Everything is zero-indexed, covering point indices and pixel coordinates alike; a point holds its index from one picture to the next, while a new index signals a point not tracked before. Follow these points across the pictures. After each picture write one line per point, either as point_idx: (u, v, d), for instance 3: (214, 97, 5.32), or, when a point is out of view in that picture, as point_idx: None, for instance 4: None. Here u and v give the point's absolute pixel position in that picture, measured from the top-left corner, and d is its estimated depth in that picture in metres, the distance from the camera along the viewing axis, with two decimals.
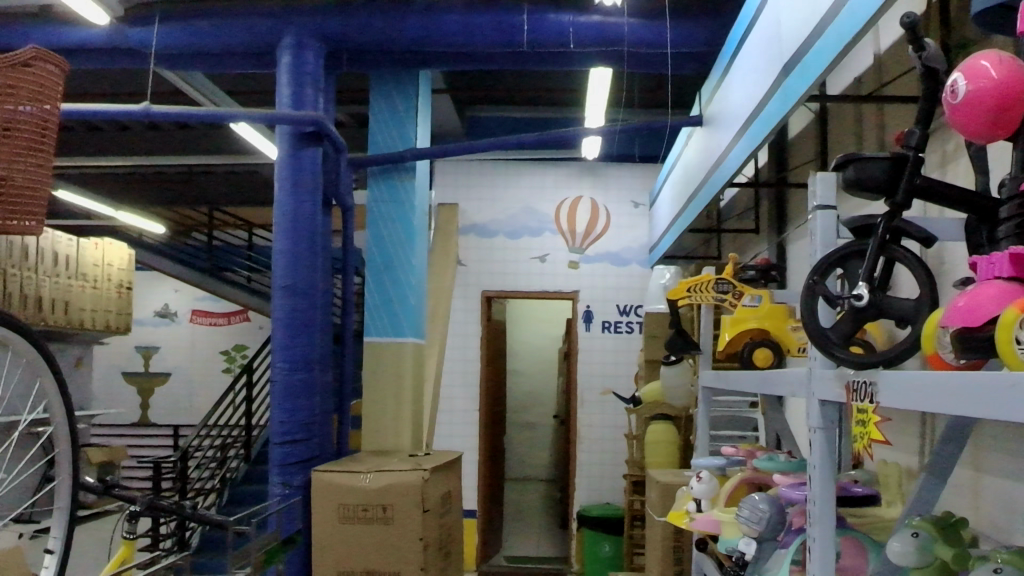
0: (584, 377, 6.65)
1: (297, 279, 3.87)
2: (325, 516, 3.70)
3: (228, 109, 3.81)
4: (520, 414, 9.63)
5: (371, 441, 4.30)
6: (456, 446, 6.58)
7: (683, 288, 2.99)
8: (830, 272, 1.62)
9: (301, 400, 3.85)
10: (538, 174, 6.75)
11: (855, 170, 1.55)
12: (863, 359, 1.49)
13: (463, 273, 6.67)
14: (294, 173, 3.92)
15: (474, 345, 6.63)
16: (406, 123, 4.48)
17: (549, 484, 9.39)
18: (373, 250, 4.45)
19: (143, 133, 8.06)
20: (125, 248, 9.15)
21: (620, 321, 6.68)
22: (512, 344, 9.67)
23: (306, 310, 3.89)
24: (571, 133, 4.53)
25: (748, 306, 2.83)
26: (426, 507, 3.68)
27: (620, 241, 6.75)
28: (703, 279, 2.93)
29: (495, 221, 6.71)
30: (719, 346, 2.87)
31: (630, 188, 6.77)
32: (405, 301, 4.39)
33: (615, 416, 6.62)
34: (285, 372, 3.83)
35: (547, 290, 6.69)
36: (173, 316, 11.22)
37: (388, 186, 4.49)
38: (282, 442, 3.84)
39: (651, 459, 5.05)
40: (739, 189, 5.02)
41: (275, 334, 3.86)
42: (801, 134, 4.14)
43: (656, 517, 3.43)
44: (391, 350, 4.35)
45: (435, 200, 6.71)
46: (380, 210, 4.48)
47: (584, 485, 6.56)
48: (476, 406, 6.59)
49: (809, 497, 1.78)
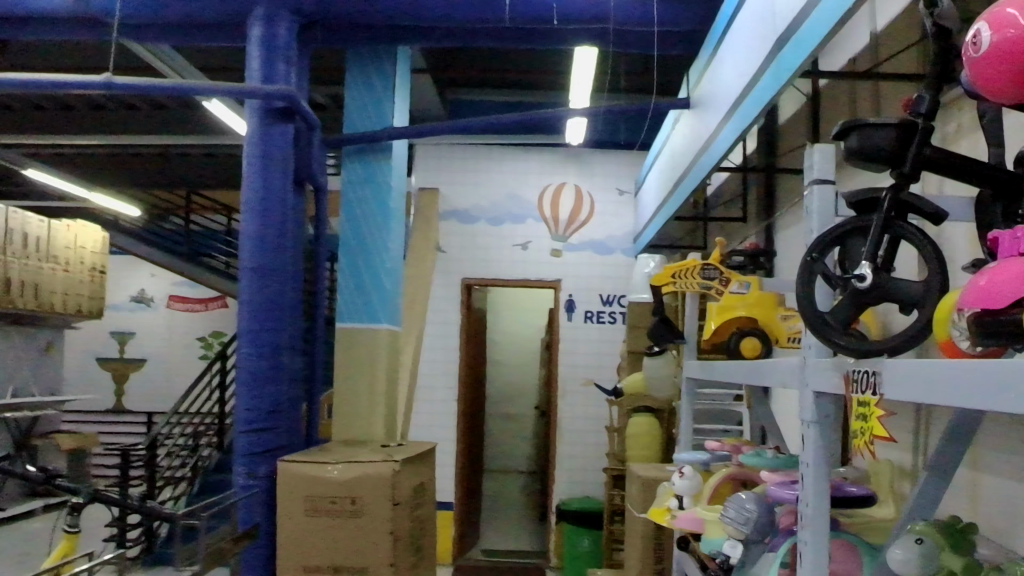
0: (566, 368, 6.51)
1: (265, 261, 3.70)
2: (291, 508, 3.53)
3: (194, 82, 3.63)
4: (500, 405, 9.49)
5: (342, 431, 4.14)
6: (433, 437, 6.43)
7: (668, 274, 2.86)
8: (830, 249, 1.48)
9: (268, 387, 3.69)
10: (521, 159, 6.59)
11: (858, 138, 1.41)
12: (865, 347, 1.35)
13: (443, 260, 6.52)
14: (264, 150, 3.75)
15: (454, 333, 6.48)
16: (383, 100, 4.31)
17: (529, 476, 9.27)
18: (347, 232, 4.28)
19: (117, 113, 7.87)
20: (99, 231, 8.96)
21: (603, 311, 6.54)
22: (493, 334, 9.52)
23: (274, 293, 3.72)
24: (555, 114, 4.37)
25: (736, 294, 2.67)
26: (397, 500, 3.55)
27: (604, 230, 6.60)
28: (689, 265, 2.80)
29: (476, 207, 6.55)
30: (704, 336, 2.72)
31: (616, 175, 6.62)
32: (379, 288, 4.23)
33: (596, 407, 6.48)
34: (251, 358, 3.67)
35: (529, 279, 6.54)
36: (149, 301, 11.03)
37: (364, 166, 4.30)
38: (247, 431, 3.67)
39: (632, 452, 4.92)
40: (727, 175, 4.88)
41: (241, 317, 3.70)
42: (792, 118, 4.00)
43: (637, 514, 3.29)
44: (364, 337, 4.19)
45: (415, 184, 6.55)
46: (355, 192, 4.30)
47: (564, 477, 6.42)
48: (455, 396, 6.44)
49: (802, 498, 1.65)
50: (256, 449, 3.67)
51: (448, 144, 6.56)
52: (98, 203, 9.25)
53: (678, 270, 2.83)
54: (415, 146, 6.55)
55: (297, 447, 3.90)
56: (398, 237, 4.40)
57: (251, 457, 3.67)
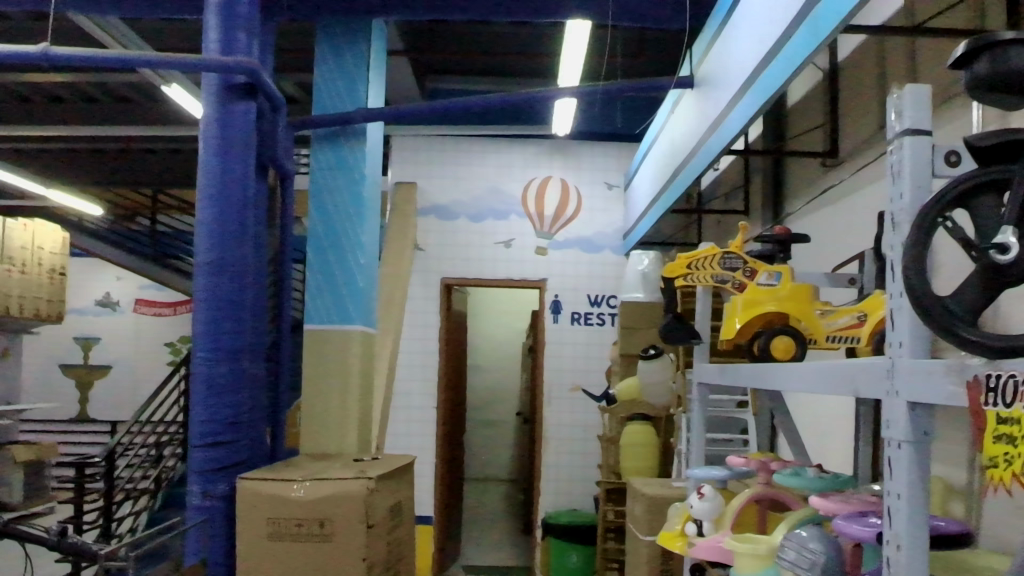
0: (552, 373, 6.14)
1: (223, 253, 3.31)
2: (252, 532, 3.14)
3: (141, 54, 3.24)
4: (480, 411, 9.11)
5: (311, 442, 3.76)
6: (412, 447, 6.05)
7: (683, 262, 2.50)
8: (951, 211, 1.14)
9: (227, 395, 3.29)
10: (505, 152, 6.23)
11: (994, 63, 1.06)
12: (1006, 342, 1.00)
13: (421, 258, 6.14)
14: (223, 131, 3.36)
15: (433, 336, 6.10)
16: (356, 80, 3.92)
17: (511, 485, 8.90)
18: (316, 223, 3.88)
19: (77, 106, 7.46)
20: (59, 231, 8.52)
21: (591, 312, 6.18)
22: (473, 338, 9.14)
23: (234, 290, 3.34)
24: (544, 94, 4.00)
25: (766, 287, 2.31)
26: (372, 523, 3.16)
27: (592, 226, 6.24)
28: (706, 254, 2.47)
29: (457, 202, 6.18)
30: (726, 334, 2.35)
31: (604, 168, 6.25)
32: (352, 284, 3.84)
33: (584, 415, 6.12)
34: (207, 364, 3.27)
35: (513, 278, 6.17)
36: (115, 305, 10.58)
37: (335, 152, 3.90)
38: (203, 445, 3.26)
39: (626, 464, 4.56)
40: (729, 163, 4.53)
41: (198, 317, 3.31)
42: (807, 96, 3.65)
43: (643, 536, 2.93)
44: (335, 340, 3.80)
45: (392, 178, 6.17)
46: (324, 179, 3.90)
47: (550, 489, 6.06)
48: (434, 402, 6.07)
49: (888, 538, 1.28)
50: (213, 465, 3.27)
51: (426, 136, 6.18)
52: (59, 202, 8.80)
53: (697, 258, 2.48)
54: (392, 137, 6.17)
55: (260, 463, 3.51)
56: (373, 229, 4.01)
57: (209, 475, 3.27)
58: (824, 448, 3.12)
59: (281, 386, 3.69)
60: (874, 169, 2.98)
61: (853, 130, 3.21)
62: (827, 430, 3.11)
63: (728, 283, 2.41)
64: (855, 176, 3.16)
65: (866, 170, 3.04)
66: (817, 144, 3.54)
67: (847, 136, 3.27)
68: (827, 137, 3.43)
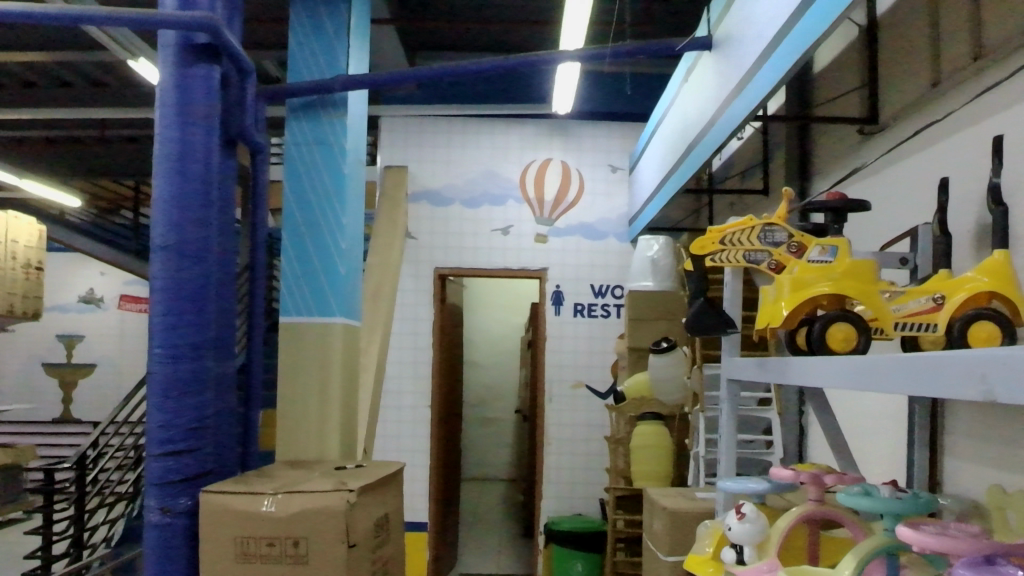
0: (553, 368, 5.76)
1: (182, 236, 2.91)
2: (217, 552, 2.76)
3: (86, 9, 2.84)
4: (477, 409, 8.72)
5: (289, 448, 3.37)
6: (404, 449, 5.67)
7: (716, 235, 2.15)
8: None
9: (190, 397, 2.89)
10: (502, 132, 5.84)
11: None
12: None
13: (413, 246, 5.75)
14: (182, 97, 2.97)
15: (425, 331, 5.71)
16: (336, 45, 3.53)
17: (510, 487, 8.52)
18: (292, 204, 3.48)
19: (48, 91, 7.06)
20: (35, 224, 8.12)
21: (595, 304, 5.79)
22: (469, 332, 8.75)
23: (196, 277, 2.94)
24: (546, 58, 3.60)
25: (818, 263, 1.93)
26: (353, 542, 2.75)
27: (595, 212, 5.85)
28: (743, 225, 2.10)
29: (450, 186, 5.78)
30: (771, 321, 1.98)
31: (607, 149, 5.85)
32: (333, 273, 3.44)
33: (588, 413, 5.74)
34: (166, 361, 2.87)
35: (511, 268, 5.79)
36: (98, 302, 10.19)
37: (313, 125, 3.50)
38: (162, 454, 2.86)
39: (636, 469, 4.18)
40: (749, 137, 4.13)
41: (154, 309, 2.90)
42: (841, 57, 3.26)
43: (666, 557, 2.57)
44: (314, 333, 3.41)
45: (380, 162, 5.77)
46: (300, 155, 3.50)
47: (552, 492, 5.68)
48: (427, 400, 5.69)
49: None
50: (173, 476, 2.86)
51: (416, 117, 5.79)
52: (36, 193, 8.40)
53: (734, 230, 2.12)
54: (380, 118, 5.78)
55: (229, 474, 3.11)
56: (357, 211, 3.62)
57: (169, 488, 2.86)
58: (869, 454, 2.74)
59: (254, 385, 3.29)
60: (927, 133, 2.59)
61: (898, 92, 2.83)
62: (873, 431, 2.73)
63: (766, 261, 2.05)
64: (900, 144, 2.77)
65: (916, 134, 2.66)
66: (852, 110, 3.15)
67: (889, 99, 2.89)
68: (865, 101, 3.04)
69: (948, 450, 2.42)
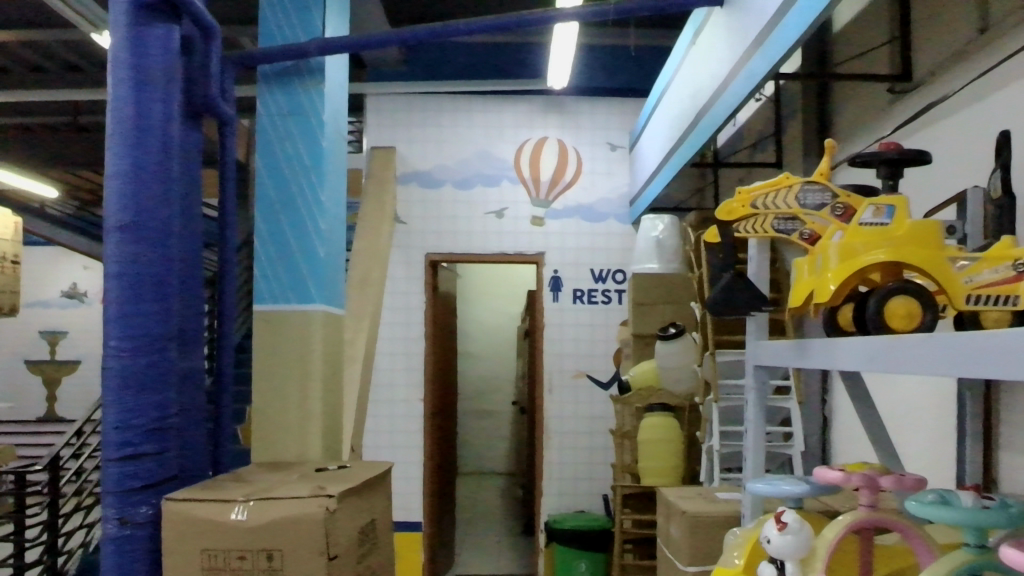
0: (552, 358, 5.47)
1: (140, 214, 2.60)
2: (183, 566, 2.45)
3: None
4: (474, 401, 8.44)
5: (266, 449, 3.07)
6: (396, 445, 5.38)
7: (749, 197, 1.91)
8: None
9: (149, 395, 2.59)
10: (494, 110, 5.53)
11: None
12: None
13: (403, 232, 5.46)
14: (137, 60, 2.65)
15: (418, 321, 5.42)
16: (312, 7, 3.22)
17: (509, 481, 8.24)
18: (265, 182, 3.16)
19: (20, 75, 6.74)
20: (11, 216, 7.80)
21: (595, 290, 5.49)
22: (463, 322, 8.46)
23: (155, 262, 2.63)
24: (543, 17, 3.28)
25: (874, 227, 1.63)
26: (333, 554, 2.46)
27: (595, 192, 5.54)
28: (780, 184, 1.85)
29: (441, 167, 5.49)
30: (818, 298, 1.69)
31: (606, 126, 5.55)
32: (311, 257, 3.13)
33: (590, 404, 5.45)
34: (122, 356, 2.56)
35: (506, 253, 5.49)
36: (82, 296, 9.88)
37: (287, 95, 3.19)
38: (120, 459, 2.55)
39: (643, 465, 3.89)
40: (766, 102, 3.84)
41: (109, 296, 2.59)
42: (867, 10, 2.96)
43: (687, 568, 2.28)
44: (292, 323, 3.10)
45: (367, 142, 5.47)
46: (274, 127, 3.18)
47: (554, 488, 5.40)
48: (421, 393, 5.39)
49: None
50: (132, 484, 2.55)
51: (404, 94, 5.49)
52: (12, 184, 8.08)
53: (770, 192, 1.88)
54: (366, 97, 5.47)
55: (196, 479, 2.81)
56: (336, 190, 3.31)
57: (126, 497, 2.55)
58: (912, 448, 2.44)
59: (226, 380, 2.99)
60: (975, 88, 2.30)
61: (937, 44, 2.53)
62: (918, 423, 2.44)
63: (804, 229, 1.82)
64: (941, 102, 2.48)
65: (963, 90, 2.36)
66: (881, 68, 2.85)
67: (926, 52, 2.59)
68: (896, 57, 2.74)
69: (1006, 443, 2.14)
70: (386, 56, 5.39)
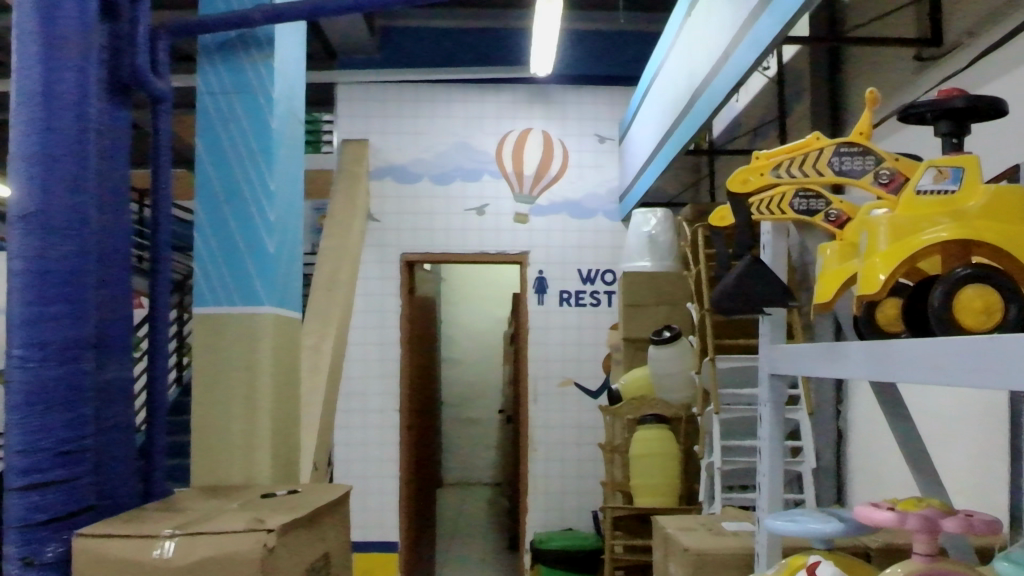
0: (538, 364, 5.10)
1: (49, 204, 2.16)
2: None
3: None
4: (458, 409, 8.07)
5: (209, 470, 2.71)
6: (370, 458, 5.01)
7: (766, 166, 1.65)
8: None
9: (60, 413, 2.17)
10: (474, 98, 5.17)
11: None
12: None
13: (376, 230, 5.10)
14: (47, 20, 2.19)
15: (392, 325, 5.06)
16: None
17: (496, 491, 7.88)
18: (207, 166, 2.80)
19: None
20: None
21: (582, 291, 5.13)
22: (447, 327, 8.09)
23: (71, 258, 2.21)
24: None
25: (934, 196, 1.30)
26: None
27: (582, 187, 5.19)
28: (808, 148, 1.60)
29: (416, 161, 5.13)
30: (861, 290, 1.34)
31: (594, 116, 5.19)
32: (259, 251, 2.77)
33: (577, 414, 5.09)
34: (27, 368, 2.13)
35: (487, 252, 5.13)
36: None
37: (231, 69, 2.82)
38: (22, 487, 2.14)
39: (636, 483, 3.52)
40: (770, 79, 3.49)
41: (11, 297, 2.14)
42: None
43: None
44: (237, 326, 2.73)
45: (338, 134, 5.11)
46: (217, 105, 2.81)
47: (539, 503, 5.03)
48: (396, 403, 5.03)
49: None
50: (38, 516, 2.14)
51: (378, 82, 5.12)
52: None
53: (793, 158, 1.62)
54: (337, 86, 5.11)
55: (116, 505, 2.42)
56: (289, 175, 2.95)
57: (32, 531, 2.14)
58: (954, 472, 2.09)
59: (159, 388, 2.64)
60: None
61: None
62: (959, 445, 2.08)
63: (830, 210, 1.67)
64: (981, 66, 2.12)
65: (1008, 48, 2.01)
66: (905, 32, 2.50)
67: (961, 10, 2.24)
68: (923, 19, 2.39)
69: None
70: (358, 41, 5.02)
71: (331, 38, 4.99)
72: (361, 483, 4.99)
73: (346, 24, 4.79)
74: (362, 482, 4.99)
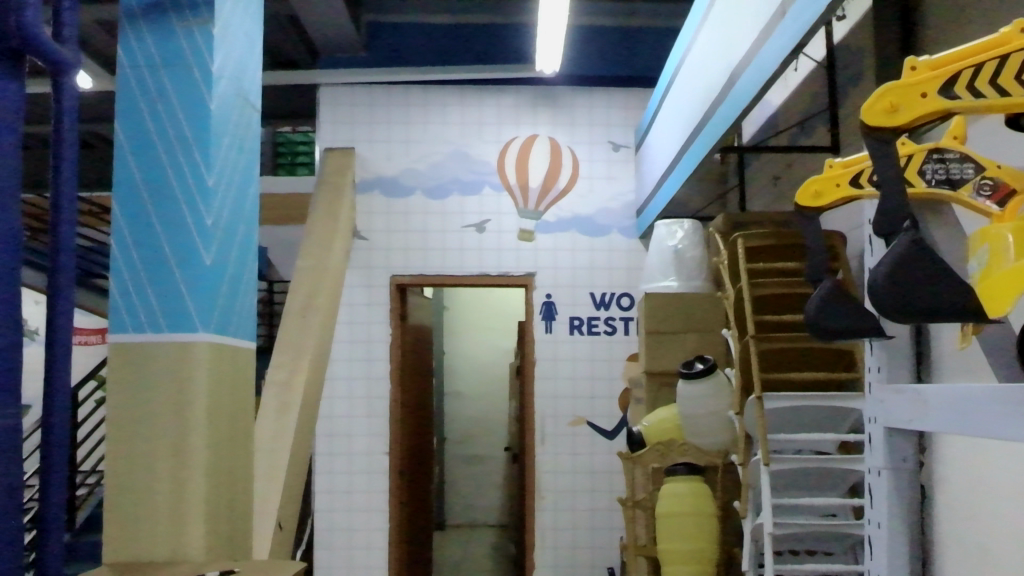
0: (546, 401, 4.52)
1: None
2: None
3: None
4: (462, 446, 7.46)
5: (119, 541, 2.08)
6: (356, 508, 4.42)
7: (916, 84, 1.26)
8: None
9: None
10: (473, 103, 4.63)
11: None
12: None
13: (363, 250, 4.54)
14: None
15: (381, 356, 4.49)
16: None
17: (503, 536, 7.25)
18: (128, 157, 2.21)
19: None
20: None
21: (596, 318, 4.55)
22: (449, 359, 7.51)
23: None
24: None
25: None
26: None
27: (595, 201, 4.62)
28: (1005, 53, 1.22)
29: (408, 172, 4.58)
30: None
31: (607, 122, 4.64)
32: (192, 264, 2.15)
33: (590, 456, 4.49)
34: None
35: (489, 273, 4.56)
36: None
37: (160, 39, 2.23)
38: None
39: (664, 550, 2.92)
40: (829, 54, 2.99)
41: None
42: None
43: None
44: (163, 359, 2.12)
45: (321, 143, 4.56)
46: (142, 83, 2.22)
47: (548, 559, 4.43)
48: (384, 445, 4.45)
49: None
50: None
51: (365, 84, 4.58)
52: None
53: (974, 66, 1.24)
54: (320, 88, 4.57)
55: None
56: (237, 172, 2.35)
57: None
58: None
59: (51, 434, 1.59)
60: None
61: None
62: None
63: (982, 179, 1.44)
64: None
65: None
66: None
67: None
68: None
69: None
70: (343, 40, 4.49)
71: (313, 35, 4.45)
72: (345, 537, 4.40)
73: (329, 18, 4.26)
74: (346, 536, 4.40)
